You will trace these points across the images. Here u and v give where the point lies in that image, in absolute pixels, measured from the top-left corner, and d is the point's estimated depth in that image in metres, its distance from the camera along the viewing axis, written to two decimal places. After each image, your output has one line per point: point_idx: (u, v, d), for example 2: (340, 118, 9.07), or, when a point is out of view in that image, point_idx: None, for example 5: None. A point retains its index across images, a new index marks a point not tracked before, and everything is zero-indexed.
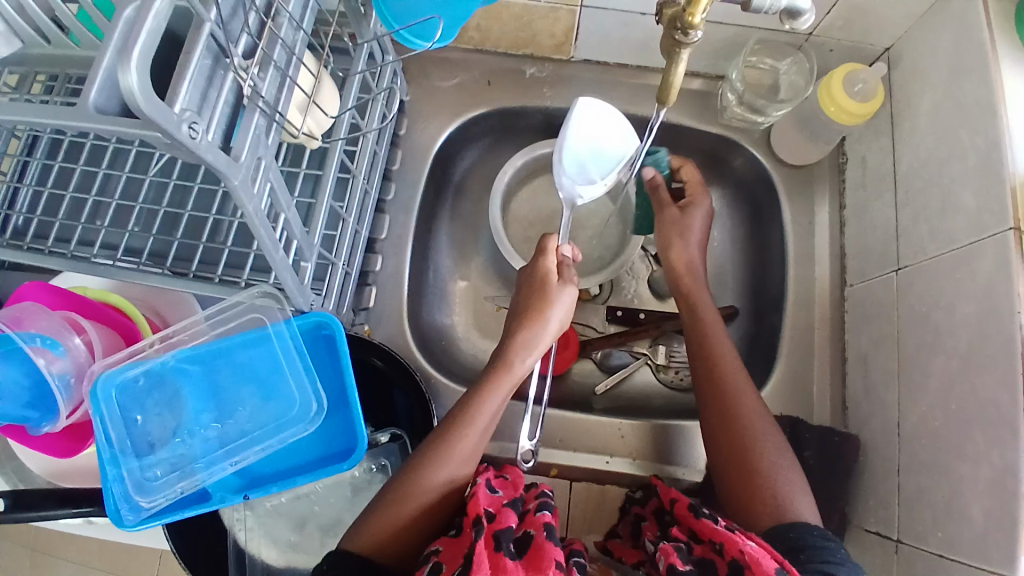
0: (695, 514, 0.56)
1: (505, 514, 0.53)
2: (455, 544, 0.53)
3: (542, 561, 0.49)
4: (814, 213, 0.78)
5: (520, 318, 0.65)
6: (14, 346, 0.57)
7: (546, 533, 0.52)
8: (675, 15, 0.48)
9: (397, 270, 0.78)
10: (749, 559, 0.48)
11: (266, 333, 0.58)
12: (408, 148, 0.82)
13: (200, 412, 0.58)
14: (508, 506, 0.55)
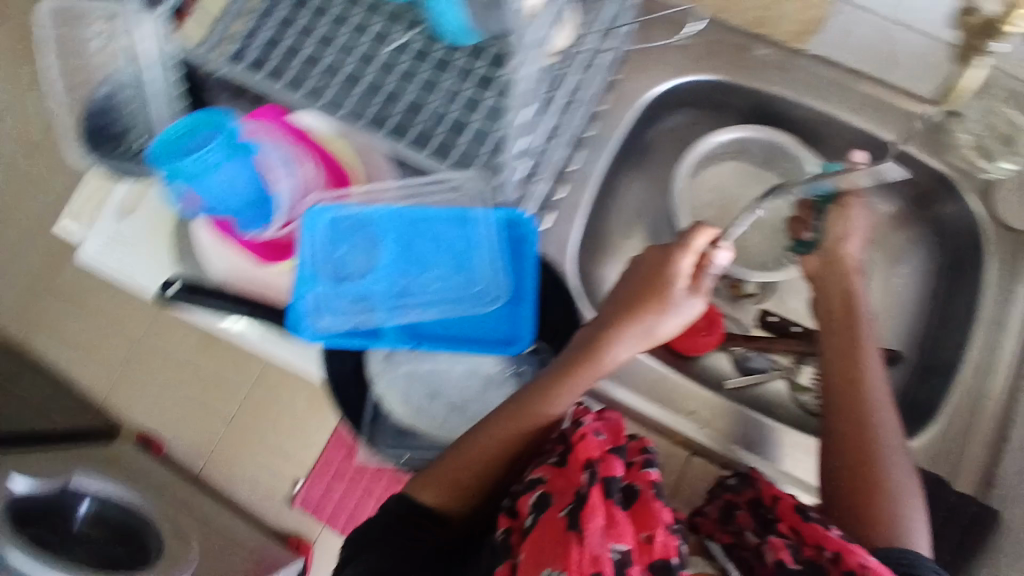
0: (803, 519, 0.58)
1: (611, 462, 0.56)
2: (564, 474, 0.58)
3: (651, 519, 0.52)
4: (1017, 283, 0.73)
5: (628, 315, 0.63)
6: (252, 149, 0.61)
7: (654, 489, 0.54)
8: (985, 25, 0.62)
9: (575, 207, 0.74)
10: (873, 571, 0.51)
11: (470, 216, 0.61)
12: (620, 92, 0.76)
13: (390, 264, 0.63)
14: (616, 450, 0.57)
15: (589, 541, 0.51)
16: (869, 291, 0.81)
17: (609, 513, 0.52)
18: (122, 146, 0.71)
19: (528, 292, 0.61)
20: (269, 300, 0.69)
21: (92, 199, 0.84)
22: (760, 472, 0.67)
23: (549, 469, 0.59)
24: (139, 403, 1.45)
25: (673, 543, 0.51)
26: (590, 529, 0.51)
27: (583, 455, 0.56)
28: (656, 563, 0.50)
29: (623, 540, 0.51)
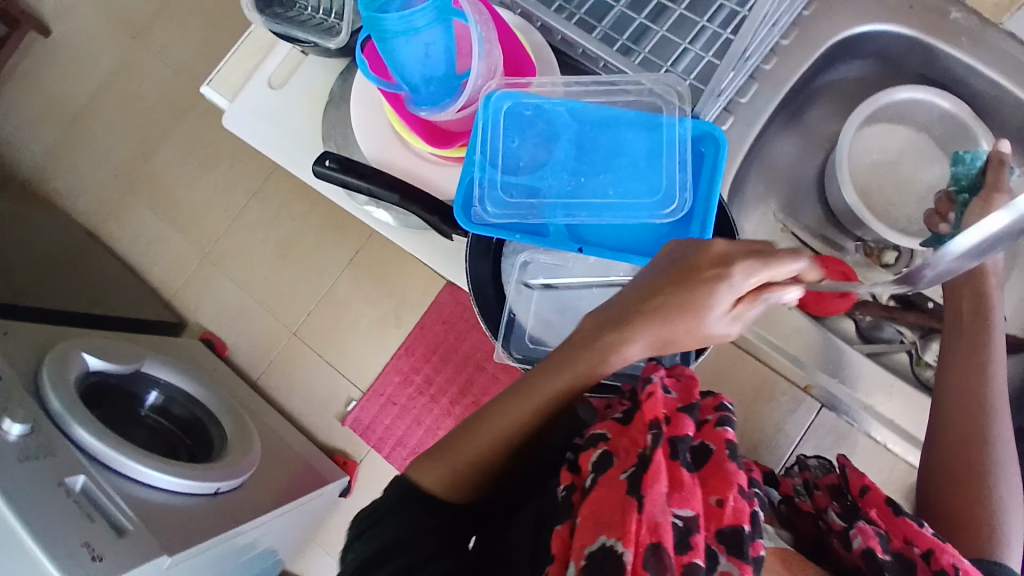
0: (896, 513, 0.52)
1: (680, 420, 0.47)
2: (621, 432, 0.49)
3: (725, 481, 0.44)
4: None
5: (651, 318, 0.51)
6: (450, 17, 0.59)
7: (728, 451, 0.46)
8: None
9: (741, 142, 0.70)
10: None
11: (659, 121, 0.59)
12: (806, 32, 0.71)
13: (565, 162, 0.60)
14: (685, 408, 0.48)
15: (654, 505, 0.42)
16: (1020, 286, 0.77)
17: (674, 477, 0.44)
18: (291, 10, 0.74)
19: (711, 207, 0.56)
20: (420, 184, 0.69)
21: (240, 67, 0.83)
22: (848, 459, 0.62)
23: (609, 425, 0.50)
24: (210, 297, 1.48)
25: (745, 509, 0.44)
26: (653, 499, 0.43)
27: (647, 412, 0.48)
28: (727, 529, 0.43)
29: (691, 506, 0.43)
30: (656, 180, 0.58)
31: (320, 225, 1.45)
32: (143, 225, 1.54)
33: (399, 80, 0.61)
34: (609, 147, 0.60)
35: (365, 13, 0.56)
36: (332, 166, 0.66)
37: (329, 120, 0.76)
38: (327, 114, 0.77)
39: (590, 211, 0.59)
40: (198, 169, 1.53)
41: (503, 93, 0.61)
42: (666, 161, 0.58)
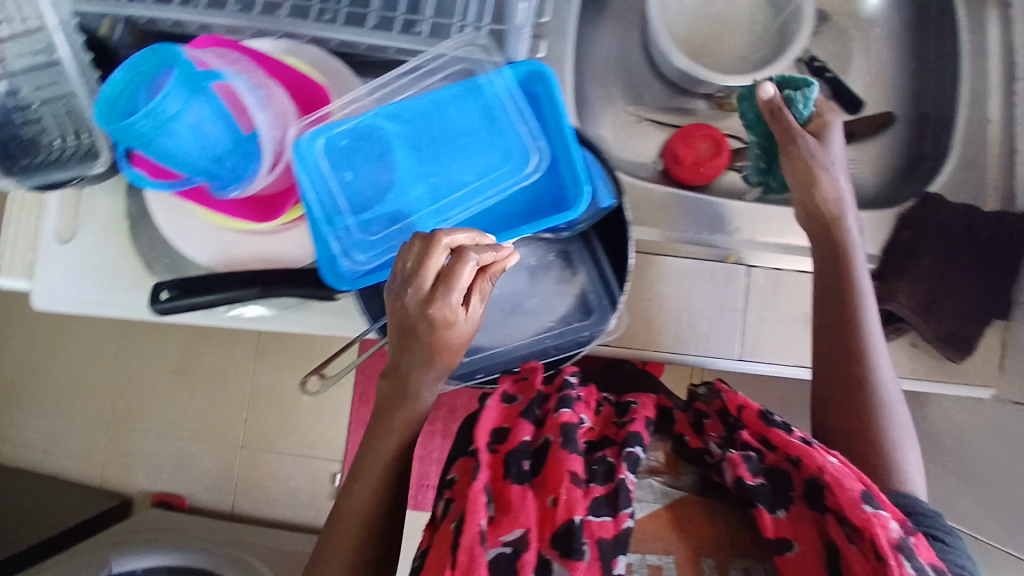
0: (768, 425, 0.54)
1: (517, 428, 0.50)
2: (467, 471, 0.52)
3: (555, 476, 0.46)
4: (988, 9, 0.74)
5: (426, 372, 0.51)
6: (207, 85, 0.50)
7: (561, 438, 0.48)
8: None
9: (563, 60, 0.70)
10: (832, 481, 0.47)
11: (477, 83, 0.55)
12: None
13: (410, 169, 0.55)
14: (523, 412, 0.52)
15: (470, 539, 0.43)
16: (848, 67, 0.81)
17: (503, 496, 0.47)
18: (39, 154, 0.61)
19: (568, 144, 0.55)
20: (271, 263, 0.61)
21: (23, 237, 0.71)
22: (727, 381, 0.62)
23: (460, 467, 0.53)
24: (142, 457, 1.36)
25: (578, 497, 0.45)
26: (469, 535, 0.44)
27: (477, 439, 0.50)
28: (560, 526, 0.44)
29: (518, 524, 0.44)
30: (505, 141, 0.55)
31: (211, 330, 1.35)
32: (32, 423, 1.39)
33: (188, 174, 0.53)
34: (441, 131, 0.56)
35: (110, 129, 0.48)
36: (174, 295, 0.59)
37: (141, 243, 0.68)
38: (136, 236, 0.68)
39: (459, 203, 0.55)
40: (51, 342, 1.37)
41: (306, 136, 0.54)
42: (502, 117, 0.55)
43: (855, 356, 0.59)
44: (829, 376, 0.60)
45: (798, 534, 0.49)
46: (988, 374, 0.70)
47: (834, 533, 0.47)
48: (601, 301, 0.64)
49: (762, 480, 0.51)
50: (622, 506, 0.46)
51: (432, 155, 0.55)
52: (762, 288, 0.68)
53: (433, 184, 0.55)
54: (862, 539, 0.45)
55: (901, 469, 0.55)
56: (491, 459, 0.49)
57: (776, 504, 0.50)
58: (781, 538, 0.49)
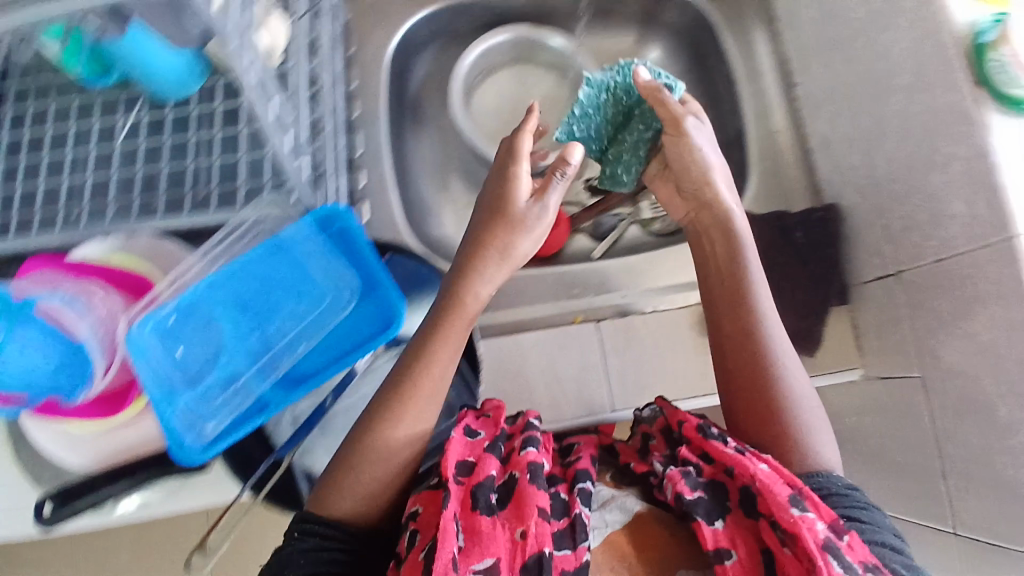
0: (705, 438, 0.54)
1: (485, 462, 0.53)
2: (432, 500, 0.53)
3: (523, 510, 0.49)
4: (750, 35, 0.81)
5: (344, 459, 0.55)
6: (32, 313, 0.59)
7: (529, 475, 0.51)
8: None
9: (382, 181, 0.76)
10: (762, 488, 0.48)
11: (278, 242, 0.61)
12: (361, 65, 0.78)
13: (237, 331, 0.62)
14: (489, 447, 0.54)
15: (443, 566, 0.45)
16: None
17: (472, 527, 0.49)
18: None
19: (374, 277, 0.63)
20: (137, 452, 0.64)
21: None
22: (665, 397, 0.63)
23: (423, 498, 0.54)
24: None
25: (547, 531, 0.48)
26: (442, 562, 0.45)
27: (446, 470, 0.52)
28: (530, 560, 0.47)
29: (488, 553, 0.48)
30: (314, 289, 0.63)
31: None
32: None
33: (35, 394, 0.60)
34: (258, 290, 0.63)
35: None
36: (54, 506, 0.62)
37: None
38: None
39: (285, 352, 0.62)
40: None
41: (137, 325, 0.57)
42: (308, 269, 0.64)
43: (750, 330, 0.59)
44: (728, 356, 0.60)
45: (735, 541, 0.49)
46: (847, 357, 0.73)
47: (767, 538, 0.48)
48: (462, 396, 0.71)
49: (700, 493, 0.51)
50: (579, 539, 0.48)
51: (254, 314, 0.63)
52: (614, 339, 0.73)
53: (259, 339, 0.63)
54: (794, 544, 0.46)
55: (804, 440, 0.55)
56: (460, 492, 0.51)
57: (714, 515, 0.50)
58: (719, 550, 0.48)
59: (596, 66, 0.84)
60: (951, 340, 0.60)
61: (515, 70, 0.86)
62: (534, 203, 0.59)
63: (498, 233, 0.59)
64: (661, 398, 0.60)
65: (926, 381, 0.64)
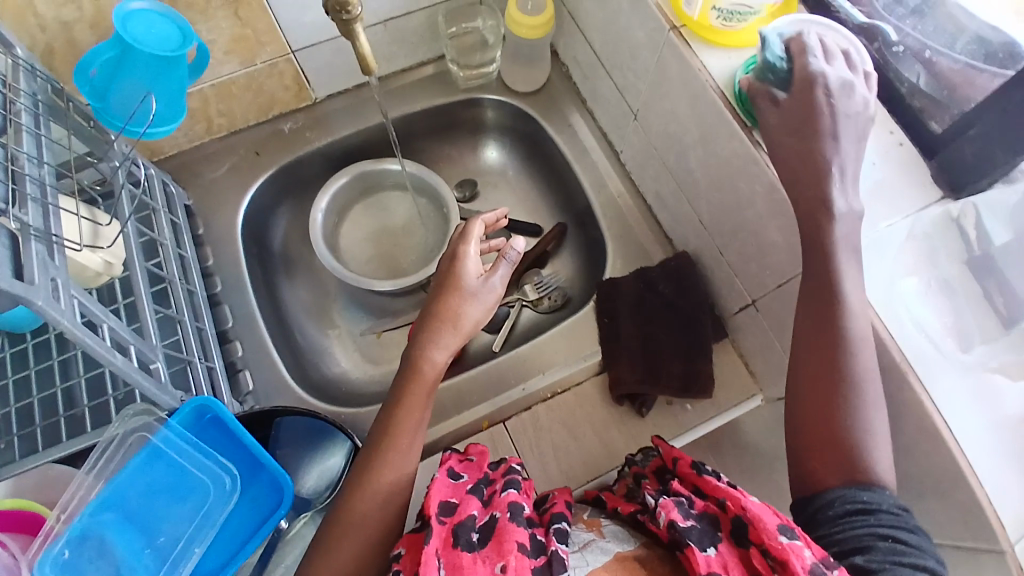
0: (698, 472, 0.55)
1: (465, 504, 0.57)
2: (416, 543, 0.55)
3: (504, 544, 0.52)
4: (569, 119, 0.90)
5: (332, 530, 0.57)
6: None
7: (509, 513, 0.54)
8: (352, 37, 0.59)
9: (261, 344, 0.77)
10: (753, 518, 0.47)
11: (155, 446, 0.62)
12: (215, 240, 0.80)
13: (133, 546, 0.60)
14: (472, 491, 0.59)
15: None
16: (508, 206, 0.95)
17: (454, 563, 0.51)
18: None
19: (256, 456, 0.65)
20: None
21: None
22: (662, 438, 0.65)
23: (405, 542, 0.56)
24: None
25: (526, 563, 0.50)
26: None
27: (428, 511, 0.55)
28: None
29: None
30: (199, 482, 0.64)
31: None
32: None
33: None
34: (144, 497, 0.62)
35: None
36: None
37: None
38: None
39: (186, 554, 0.62)
40: None
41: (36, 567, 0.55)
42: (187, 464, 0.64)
43: (835, 358, 0.53)
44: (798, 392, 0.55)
45: (727, 567, 0.47)
46: (745, 386, 0.76)
47: (757, 565, 0.47)
48: None
49: (693, 522, 0.50)
50: (557, 570, 0.50)
51: (145, 523, 0.62)
52: (523, 432, 0.75)
53: (156, 547, 0.62)
54: (784, 569, 0.45)
55: (868, 458, 0.51)
56: (443, 530, 0.54)
57: (707, 540, 0.48)
58: (712, 573, 0.46)
59: (432, 173, 0.88)
60: None
61: (366, 202, 0.91)
62: (484, 279, 0.67)
63: (455, 301, 0.65)
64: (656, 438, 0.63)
65: None
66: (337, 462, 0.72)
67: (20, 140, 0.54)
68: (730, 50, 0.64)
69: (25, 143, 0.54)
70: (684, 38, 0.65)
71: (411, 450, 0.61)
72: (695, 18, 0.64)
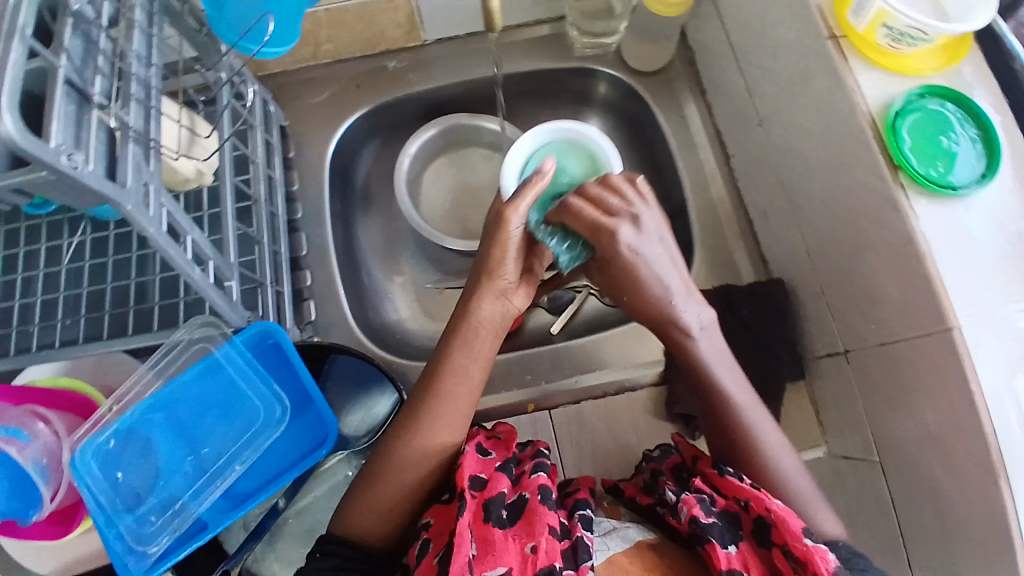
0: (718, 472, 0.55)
1: (496, 480, 0.53)
2: (445, 512, 0.54)
3: (535, 527, 0.50)
4: (683, 108, 0.83)
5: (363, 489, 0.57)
6: None
7: (539, 496, 0.51)
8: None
9: (329, 279, 0.77)
10: (776, 520, 0.48)
11: (215, 359, 0.62)
12: (303, 166, 0.80)
13: (176, 453, 0.61)
14: (501, 468, 0.55)
15: (457, 570, 0.46)
16: None
17: (484, 537, 0.50)
18: None
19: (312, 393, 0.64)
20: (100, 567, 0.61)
21: None
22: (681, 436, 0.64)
23: (435, 511, 0.55)
24: None
25: (557, 547, 0.48)
26: (458, 564, 0.47)
27: (459, 483, 0.52)
28: (541, 571, 0.47)
29: (501, 562, 0.48)
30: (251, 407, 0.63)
31: None
32: None
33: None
34: (197, 407, 0.63)
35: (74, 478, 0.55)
36: None
37: None
38: None
39: (224, 473, 0.61)
40: None
41: (81, 449, 0.57)
42: (243, 387, 0.64)
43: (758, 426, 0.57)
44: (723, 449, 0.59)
45: (747, 566, 0.48)
46: (810, 435, 0.71)
47: (780, 565, 0.48)
48: None
49: (715, 519, 0.50)
50: (583, 559, 0.48)
51: (193, 433, 0.62)
52: (567, 425, 0.73)
53: (198, 458, 0.62)
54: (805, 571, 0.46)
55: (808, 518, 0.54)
56: (473, 504, 0.52)
57: (728, 539, 0.50)
58: (732, 571, 0.48)
59: (526, 138, 0.86)
60: (902, 425, 0.59)
61: (454, 152, 0.88)
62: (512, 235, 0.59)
63: (498, 255, 0.59)
64: (678, 436, 0.62)
65: (885, 466, 0.62)
66: (384, 409, 0.70)
67: (130, 37, 0.52)
68: (889, 75, 0.58)
69: (134, 40, 0.53)
70: (843, 49, 0.59)
71: (464, 416, 0.58)
72: (860, 30, 0.58)
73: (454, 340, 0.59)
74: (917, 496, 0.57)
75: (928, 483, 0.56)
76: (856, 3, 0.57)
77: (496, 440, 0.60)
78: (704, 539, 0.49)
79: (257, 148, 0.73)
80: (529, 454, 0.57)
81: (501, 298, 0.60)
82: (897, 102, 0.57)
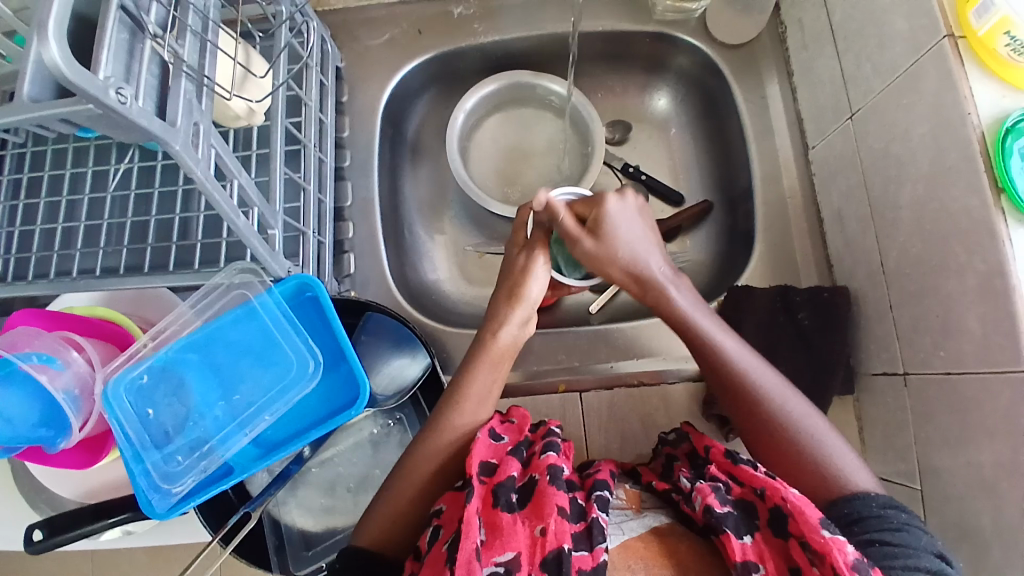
0: (734, 462, 0.53)
1: (506, 464, 0.52)
2: (457, 499, 0.52)
3: (544, 509, 0.47)
4: (765, 88, 0.77)
5: None
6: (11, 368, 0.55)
7: (549, 476, 0.49)
8: None
9: (371, 232, 0.75)
10: (792, 510, 0.45)
11: (252, 306, 0.62)
12: (355, 112, 0.77)
13: (208, 396, 0.61)
14: (512, 451, 0.53)
15: (467, 557, 0.44)
16: (657, 165, 0.86)
17: (493, 523, 0.48)
18: None
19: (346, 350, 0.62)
20: (122, 496, 0.62)
21: None
22: (692, 423, 0.62)
23: (448, 497, 0.53)
24: None
25: (567, 529, 0.46)
26: (466, 552, 0.44)
27: (468, 468, 0.51)
28: (550, 555, 0.45)
29: (510, 547, 0.46)
30: (285, 357, 0.62)
31: None
32: None
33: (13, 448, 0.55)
34: (232, 353, 0.62)
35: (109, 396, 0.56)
36: (48, 537, 0.57)
37: None
38: None
39: (255, 420, 0.60)
40: None
41: (114, 380, 0.57)
42: (277, 338, 0.63)
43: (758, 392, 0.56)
44: (733, 413, 0.58)
45: (762, 557, 0.46)
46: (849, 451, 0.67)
47: (797, 557, 0.45)
48: None
49: (729, 508, 0.49)
50: (597, 541, 0.46)
51: (226, 376, 0.62)
52: (594, 410, 0.73)
53: (229, 404, 0.61)
54: (823, 563, 0.43)
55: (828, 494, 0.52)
56: (482, 490, 0.50)
57: (743, 529, 0.48)
58: (747, 563, 0.46)
59: (592, 109, 0.79)
60: (950, 459, 0.55)
61: (512, 110, 0.84)
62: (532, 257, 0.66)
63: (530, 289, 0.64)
64: (686, 424, 0.60)
65: (926, 496, 0.57)
66: (417, 371, 0.69)
67: None
68: (1007, 87, 0.51)
69: None
70: (960, 51, 0.53)
71: (491, 400, 0.60)
72: (980, 33, 0.51)
73: (479, 355, 0.62)
74: (958, 540, 0.54)
75: (967, 524, 0.53)
76: (980, 3, 0.51)
77: (509, 424, 0.58)
78: (716, 529, 0.47)
79: (311, 90, 0.70)
80: (540, 434, 0.56)
81: (522, 326, 0.64)
82: (1013, 117, 0.50)
